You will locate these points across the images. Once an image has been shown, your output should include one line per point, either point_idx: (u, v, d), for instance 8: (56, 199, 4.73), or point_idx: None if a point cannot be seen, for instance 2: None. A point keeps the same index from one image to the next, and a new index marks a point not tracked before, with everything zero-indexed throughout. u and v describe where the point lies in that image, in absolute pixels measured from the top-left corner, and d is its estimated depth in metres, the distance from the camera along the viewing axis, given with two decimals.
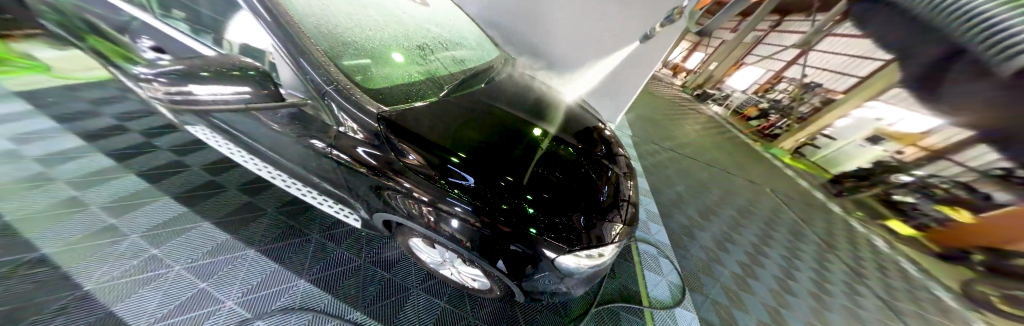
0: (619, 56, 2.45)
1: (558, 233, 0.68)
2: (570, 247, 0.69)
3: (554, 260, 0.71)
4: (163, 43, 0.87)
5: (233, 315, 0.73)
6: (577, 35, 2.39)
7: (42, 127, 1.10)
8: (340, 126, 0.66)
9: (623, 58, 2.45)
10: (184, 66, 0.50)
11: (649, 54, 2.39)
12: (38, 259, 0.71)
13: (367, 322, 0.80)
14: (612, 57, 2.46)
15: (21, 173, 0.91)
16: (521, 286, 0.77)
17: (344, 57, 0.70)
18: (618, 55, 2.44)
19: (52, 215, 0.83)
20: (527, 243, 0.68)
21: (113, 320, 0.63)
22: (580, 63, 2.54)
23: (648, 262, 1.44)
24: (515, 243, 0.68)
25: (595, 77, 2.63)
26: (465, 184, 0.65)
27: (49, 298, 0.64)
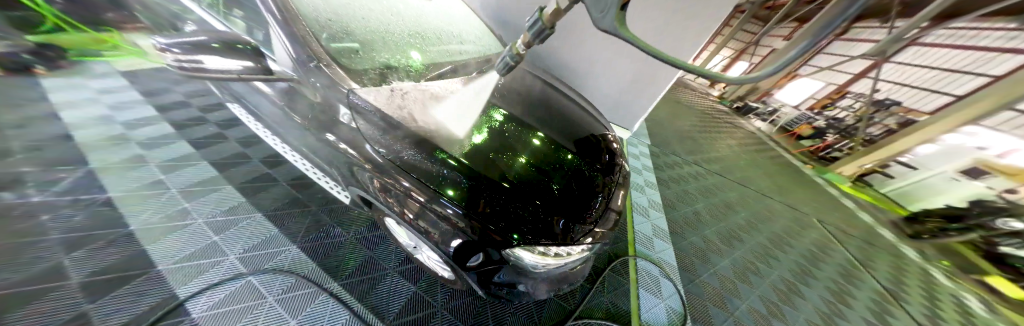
0: (638, 61, 2.32)
1: (524, 234, 0.66)
2: (530, 243, 0.66)
3: (510, 254, 0.68)
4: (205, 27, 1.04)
5: (233, 269, 0.84)
6: (593, 38, 2.32)
7: (133, 99, 1.39)
8: (333, 107, 0.73)
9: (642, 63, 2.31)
10: (203, 37, 0.64)
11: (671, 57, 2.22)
12: (106, 201, 0.91)
13: (340, 295, 0.86)
14: (630, 61, 2.35)
15: (111, 133, 1.16)
16: (482, 282, 0.75)
17: (332, 40, 0.79)
18: (636, 58, 2.32)
19: (123, 167, 1.05)
20: (496, 246, 0.67)
21: (146, 260, 0.80)
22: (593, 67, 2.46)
23: (646, 281, 1.30)
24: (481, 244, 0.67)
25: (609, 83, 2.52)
26: (444, 181, 0.66)
27: (106, 232, 0.83)
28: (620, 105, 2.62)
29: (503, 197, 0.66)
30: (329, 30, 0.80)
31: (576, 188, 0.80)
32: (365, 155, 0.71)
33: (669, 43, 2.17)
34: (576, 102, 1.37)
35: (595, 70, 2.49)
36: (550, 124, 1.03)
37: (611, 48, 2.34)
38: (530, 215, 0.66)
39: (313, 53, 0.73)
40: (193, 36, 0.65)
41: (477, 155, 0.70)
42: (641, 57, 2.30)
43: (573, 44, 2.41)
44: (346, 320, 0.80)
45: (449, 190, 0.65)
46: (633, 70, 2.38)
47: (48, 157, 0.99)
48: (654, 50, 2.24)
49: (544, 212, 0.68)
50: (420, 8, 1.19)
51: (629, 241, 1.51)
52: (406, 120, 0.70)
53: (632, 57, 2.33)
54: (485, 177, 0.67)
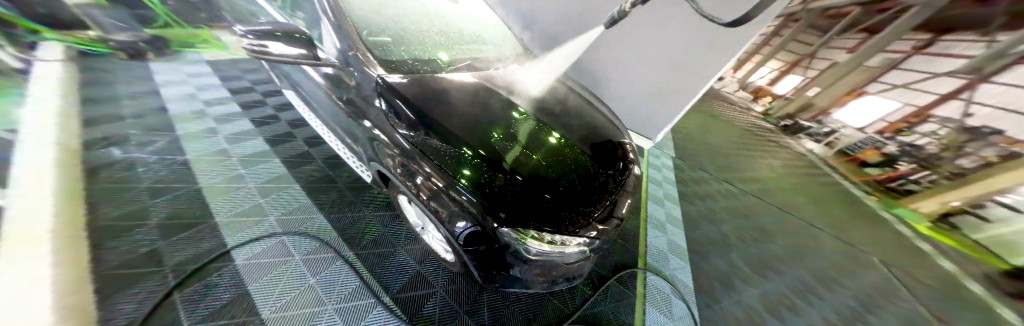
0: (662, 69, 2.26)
1: (520, 216, 0.65)
2: (525, 226, 0.66)
3: (504, 237, 0.68)
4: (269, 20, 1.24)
5: (271, 228, 0.99)
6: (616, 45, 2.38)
7: (212, 83, 1.74)
8: (362, 90, 0.82)
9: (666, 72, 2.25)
10: (269, 26, 0.77)
11: (703, 65, 2.08)
12: (183, 162, 1.15)
13: (353, 262, 0.95)
14: (657, 68, 2.28)
15: (194, 109, 1.47)
16: (477, 265, 0.77)
17: (369, 33, 0.89)
18: (664, 65, 2.23)
19: (199, 137, 1.31)
20: (491, 228, 0.68)
21: (208, 212, 0.99)
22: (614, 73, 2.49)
23: (653, 296, 1.22)
24: (475, 225, 0.69)
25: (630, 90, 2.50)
26: (448, 159, 0.70)
27: (182, 186, 1.06)
28: (644, 115, 2.53)
29: (503, 179, 0.68)
30: (369, 26, 0.91)
31: (580, 185, 0.79)
32: (386, 133, 0.79)
33: (702, 50, 2.04)
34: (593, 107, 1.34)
35: (620, 77, 2.50)
36: (561, 123, 1.05)
37: (637, 55, 2.32)
38: (527, 204, 0.66)
39: (349, 47, 0.82)
40: (264, 27, 0.78)
41: (485, 143, 0.74)
42: (670, 64, 2.20)
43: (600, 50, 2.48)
44: (354, 286, 0.88)
45: (464, 171, 0.68)
46: (657, 79, 2.32)
47: (152, 128, 1.28)
48: (684, 57, 2.12)
49: (544, 202, 0.69)
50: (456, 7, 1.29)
51: (639, 253, 1.43)
52: (424, 104, 0.77)
53: (660, 63, 2.25)
54: (487, 160, 0.70)
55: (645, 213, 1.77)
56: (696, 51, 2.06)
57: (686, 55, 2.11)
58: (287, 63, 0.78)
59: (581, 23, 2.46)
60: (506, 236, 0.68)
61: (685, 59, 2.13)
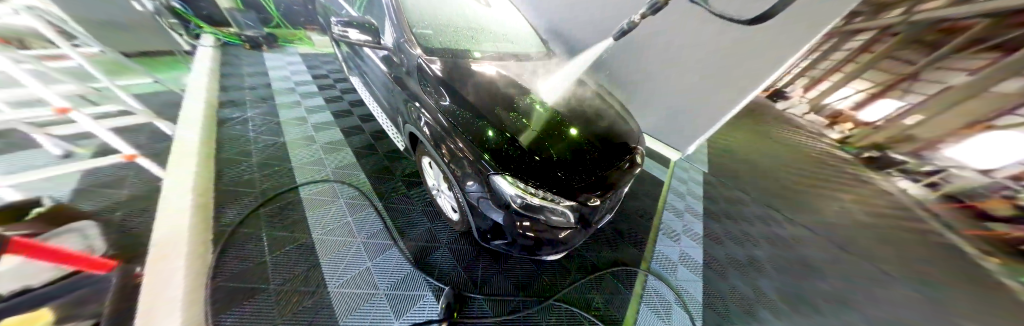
0: (701, 78, 2.02)
1: (511, 171, 0.75)
2: (513, 179, 0.75)
3: (495, 191, 0.78)
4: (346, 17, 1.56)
5: (327, 175, 1.27)
6: (645, 51, 2.18)
7: (301, 69, 2.22)
8: (406, 68, 1.04)
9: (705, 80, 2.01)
10: (349, 19, 1.05)
11: (740, 81, 1.87)
12: (277, 122, 1.54)
13: (380, 210, 1.16)
14: (685, 82, 2.11)
15: (288, 87, 1.92)
16: (475, 218, 0.89)
17: (416, 22, 1.09)
18: (694, 79, 2.05)
19: (288, 106, 1.71)
20: (484, 181, 0.79)
21: (287, 157, 1.31)
22: (644, 80, 2.32)
23: (652, 300, 1.18)
24: (473, 179, 0.82)
25: (663, 99, 2.30)
26: (460, 123, 0.85)
27: (273, 138, 1.41)
28: (672, 127, 2.37)
29: (502, 142, 0.80)
30: (417, 18, 1.11)
31: (574, 155, 0.85)
32: (418, 102, 0.99)
33: (738, 64, 1.83)
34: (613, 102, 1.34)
35: (648, 85, 2.32)
36: (574, 109, 1.08)
37: (663, 65, 2.15)
38: (518, 161, 0.76)
39: (401, 37, 1.04)
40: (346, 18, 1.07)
41: (493, 114, 0.88)
42: (701, 78, 2.02)
43: (622, 60, 2.36)
44: (378, 228, 1.08)
45: (470, 132, 0.83)
46: (693, 88, 2.09)
47: (259, 98, 1.71)
48: (717, 71, 1.94)
49: (533, 161, 0.78)
50: (489, 8, 1.40)
51: (643, 257, 1.39)
52: (448, 81, 0.95)
53: (689, 77, 2.08)
54: (491, 126, 0.84)
55: (661, 222, 1.68)
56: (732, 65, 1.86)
57: (718, 70, 1.92)
58: (358, 45, 1.05)
59: (601, 30, 2.34)
60: (498, 189, 0.77)
61: (718, 73, 1.94)
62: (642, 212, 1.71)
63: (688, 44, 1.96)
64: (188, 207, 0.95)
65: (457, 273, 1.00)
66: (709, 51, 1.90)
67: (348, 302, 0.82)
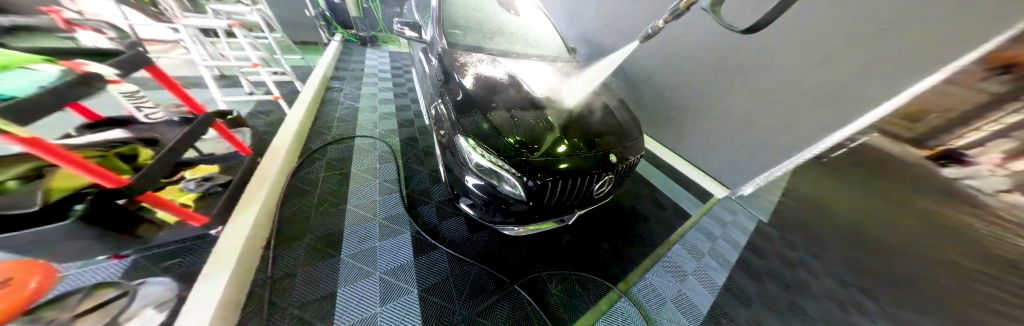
0: (775, 95, 1.62)
1: (472, 138, 0.89)
2: (473, 145, 0.89)
3: (460, 154, 0.93)
4: (417, 17, 1.97)
5: (375, 134, 1.67)
6: (700, 61, 1.89)
7: (386, 57, 2.82)
8: (433, 55, 1.30)
9: (781, 98, 1.61)
10: (406, 21, 1.41)
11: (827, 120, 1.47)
12: (357, 93, 2.08)
13: (399, 164, 1.46)
14: (749, 110, 1.76)
15: (374, 69, 2.51)
16: (448, 178, 1.06)
17: (451, 21, 1.35)
18: (762, 107, 1.70)
19: (369, 83, 2.26)
20: (454, 145, 0.96)
21: (353, 117, 1.77)
22: (694, 96, 2.02)
23: (615, 321, 1.07)
24: (449, 143, 1.01)
25: (716, 119, 1.95)
26: (451, 99, 1.05)
27: (350, 103, 1.93)
28: (722, 157, 2.04)
29: (475, 115, 0.95)
30: (453, 18, 1.37)
31: (538, 139, 0.92)
32: (434, 82, 1.24)
33: (828, 96, 1.43)
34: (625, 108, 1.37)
35: (698, 102, 2.02)
36: (566, 106, 1.15)
37: (720, 79, 1.83)
38: (483, 131, 0.90)
39: (438, 30, 1.29)
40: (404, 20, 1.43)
41: (481, 94, 1.03)
42: (769, 108, 1.67)
43: (668, 78, 2.13)
44: (392, 177, 1.38)
45: (456, 106, 1.00)
46: (762, 108, 1.70)
47: (353, 75, 2.30)
48: (794, 104, 1.57)
49: (494, 133, 0.89)
50: (518, 16, 1.62)
51: (627, 279, 1.27)
52: (457, 65, 1.16)
53: (753, 105, 1.74)
54: (471, 104, 0.99)
55: (667, 256, 1.47)
56: (819, 96, 1.46)
57: (797, 101, 1.55)
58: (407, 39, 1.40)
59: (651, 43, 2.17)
60: (462, 151, 0.93)
61: (798, 104, 1.56)
62: (646, 237, 1.55)
63: (758, 65, 1.64)
64: (290, 132, 1.45)
65: (434, 226, 1.19)
66: (787, 76, 1.55)
67: (354, 220, 1.13)
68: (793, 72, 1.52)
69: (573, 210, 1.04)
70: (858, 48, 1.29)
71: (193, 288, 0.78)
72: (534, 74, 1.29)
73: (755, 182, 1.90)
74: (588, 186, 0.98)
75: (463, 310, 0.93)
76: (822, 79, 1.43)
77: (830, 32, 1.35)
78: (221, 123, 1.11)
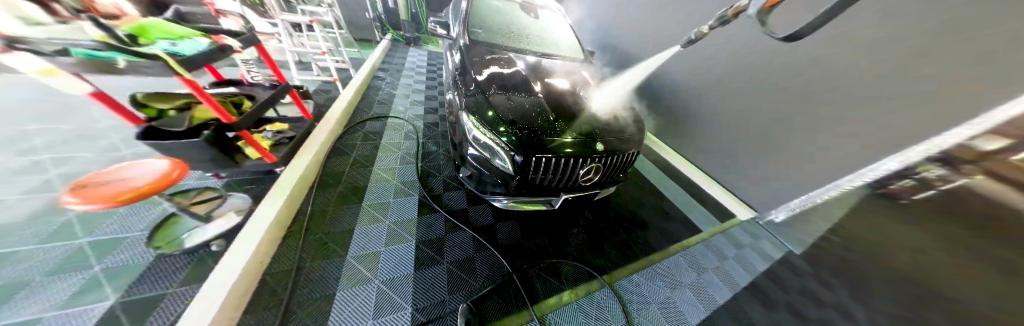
0: (805, 102, 1.53)
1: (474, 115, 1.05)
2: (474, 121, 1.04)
3: (463, 128, 1.10)
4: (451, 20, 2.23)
5: (405, 116, 1.93)
6: (718, 66, 1.91)
7: (425, 56, 3.19)
8: (456, 49, 1.51)
9: (812, 107, 1.51)
10: (439, 21, 1.65)
11: (857, 129, 1.37)
12: (396, 82, 2.41)
13: (420, 141, 1.69)
14: (775, 117, 1.68)
15: (414, 65, 2.87)
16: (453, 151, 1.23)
17: (475, 21, 1.56)
18: (789, 115, 1.62)
19: (407, 75, 2.60)
20: (460, 121, 1.13)
21: (390, 101, 2.08)
22: (715, 102, 1.98)
23: (591, 308, 1.09)
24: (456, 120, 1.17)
25: (740, 125, 1.88)
26: (465, 84, 1.23)
27: (390, 89, 2.26)
28: (746, 173, 1.91)
29: (480, 97, 1.11)
30: (478, 19, 1.58)
31: (531, 121, 1.05)
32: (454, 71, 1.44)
33: (855, 105, 1.35)
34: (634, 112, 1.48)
35: (719, 108, 1.98)
36: (566, 99, 1.25)
37: (742, 84, 1.80)
38: (483, 110, 1.05)
39: (463, 28, 1.50)
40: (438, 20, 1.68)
41: (489, 82, 1.20)
42: (796, 117, 1.59)
43: (691, 82, 2.11)
44: (412, 150, 1.61)
45: (468, 90, 1.18)
46: (792, 117, 1.61)
47: (396, 68, 2.68)
48: (823, 112, 1.47)
49: (492, 112, 1.04)
50: (538, 18, 1.79)
51: (614, 274, 1.27)
52: (474, 58, 1.34)
53: (781, 112, 1.65)
54: (478, 88, 1.16)
55: (664, 264, 1.42)
56: (848, 104, 1.37)
57: (825, 110, 1.46)
58: (438, 36, 1.64)
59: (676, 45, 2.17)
60: (465, 126, 1.09)
61: (826, 113, 1.46)
62: (643, 241, 1.52)
63: (784, 69, 1.58)
64: (340, 106, 1.77)
65: (439, 195, 1.36)
66: (814, 83, 1.47)
67: (376, 179, 1.35)
68: (821, 79, 1.44)
69: (558, 193, 1.12)
70: (888, 54, 1.22)
71: (259, 206, 1.05)
72: (543, 69, 1.42)
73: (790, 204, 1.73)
74: (574, 169, 1.06)
75: (450, 264, 1.07)
76: (849, 86, 1.36)
77: (859, 36, 1.28)
78: (296, 91, 1.45)
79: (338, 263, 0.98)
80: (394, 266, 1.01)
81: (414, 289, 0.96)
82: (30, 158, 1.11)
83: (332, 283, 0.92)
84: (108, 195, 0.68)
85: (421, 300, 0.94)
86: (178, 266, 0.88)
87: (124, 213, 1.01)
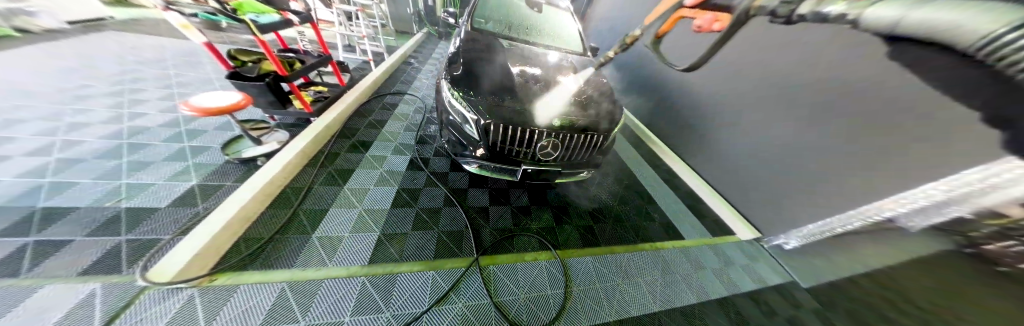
0: (801, 108, 1.50)
1: (453, 88, 1.25)
2: (453, 92, 1.24)
3: (445, 98, 1.30)
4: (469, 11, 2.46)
5: (421, 94, 2.24)
6: (721, 66, 1.92)
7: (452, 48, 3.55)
8: (459, 32, 1.72)
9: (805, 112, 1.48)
10: (454, 12, 1.90)
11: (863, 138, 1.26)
12: (421, 67, 2.77)
13: (426, 115, 1.97)
14: (773, 121, 1.63)
15: (439, 55, 3.23)
16: (437, 120, 1.44)
17: (481, 12, 1.77)
18: (787, 119, 1.56)
19: (430, 62, 2.94)
20: (443, 93, 1.33)
21: (411, 81, 2.42)
22: (715, 101, 1.96)
23: (535, 270, 1.20)
24: (441, 92, 1.37)
25: (735, 127, 1.84)
26: (454, 61, 1.42)
27: (414, 72, 2.61)
28: (753, 188, 1.75)
29: (461, 73, 1.30)
30: (484, 10, 1.79)
31: (499, 97, 1.20)
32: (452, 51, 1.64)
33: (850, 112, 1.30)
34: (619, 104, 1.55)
35: (718, 110, 1.94)
36: (544, 84, 1.37)
37: (742, 87, 1.80)
38: (460, 83, 1.24)
39: (470, 17, 1.73)
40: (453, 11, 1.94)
41: (474, 61, 1.38)
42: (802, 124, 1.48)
43: (696, 82, 2.09)
44: (418, 120, 1.88)
45: (455, 65, 1.37)
46: (793, 124, 1.53)
47: (423, 56, 3.06)
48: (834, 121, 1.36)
49: (467, 86, 1.23)
50: (541, 13, 1.95)
51: (568, 251, 1.35)
52: (469, 42, 1.54)
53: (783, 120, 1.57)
54: (462, 66, 1.34)
55: (626, 257, 1.43)
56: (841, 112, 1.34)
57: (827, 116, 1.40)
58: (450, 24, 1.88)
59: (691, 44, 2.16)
60: (446, 97, 1.30)
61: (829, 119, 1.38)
62: (612, 232, 1.54)
63: (787, 73, 1.56)
64: (368, 79, 2.13)
65: (427, 158, 1.58)
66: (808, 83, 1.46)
67: (382, 137, 1.65)
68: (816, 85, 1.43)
69: (519, 163, 1.26)
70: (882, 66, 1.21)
71: (291, 141, 1.40)
72: (531, 57, 1.57)
73: (805, 230, 1.49)
74: (533, 142, 1.19)
75: (421, 209, 1.28)
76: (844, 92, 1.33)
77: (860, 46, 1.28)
78: (336, 63, 1.82)
79: (336, 189, 1.27)
80: (376, 199, 1.27)
81: (386, 219, 1.20)
82: (167, 91, 1.63)
83: (328, 202, 1.20)
84: (200, 107, 1.06)
85: (387, 229, 1.16)
86: (235, 170, 1.24)
87: (213, 129, 1.44)
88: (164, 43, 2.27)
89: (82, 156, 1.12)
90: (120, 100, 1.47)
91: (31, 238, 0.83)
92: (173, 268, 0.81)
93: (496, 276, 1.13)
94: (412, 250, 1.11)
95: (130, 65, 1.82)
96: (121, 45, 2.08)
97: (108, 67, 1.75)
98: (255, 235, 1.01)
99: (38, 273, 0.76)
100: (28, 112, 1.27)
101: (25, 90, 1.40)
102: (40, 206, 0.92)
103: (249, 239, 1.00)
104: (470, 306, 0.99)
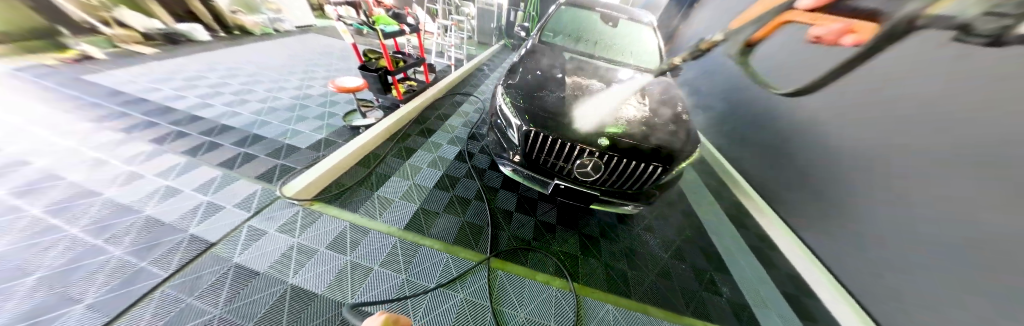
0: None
1: (508, 94, 1.33)
2: (506, 98, 1.33)
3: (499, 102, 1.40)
4: None
5: (486, 97, 2.49)
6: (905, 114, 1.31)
7: None
8: (527, 43, 1.83)
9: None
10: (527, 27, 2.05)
11: None
12: (492, 74, 3.07)
13: (484, 115, 2.17)
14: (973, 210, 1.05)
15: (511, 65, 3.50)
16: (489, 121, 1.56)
17: (552, 26, 1.83)
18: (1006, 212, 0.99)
19: (501, 70, 3.24)
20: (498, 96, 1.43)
21: (481, 85, 2.72)
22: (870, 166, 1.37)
23: (545, 297, 1.12)
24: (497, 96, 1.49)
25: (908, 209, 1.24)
26: (514, 70, 1.51)
27: (486, 78, 2.93)
28: None
29: (518, 82, 1.37)
30: (555, 23, 1.85)
31: (547, 108, 1.20)
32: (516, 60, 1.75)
33: None
34: (696, 140, 1.29)
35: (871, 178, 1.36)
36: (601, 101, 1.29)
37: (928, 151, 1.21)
38: (514, 90, 1.32)
39: (539, 31, 1.82)
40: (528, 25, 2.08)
41: (532, 72, 1.44)
42: None
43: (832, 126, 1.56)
44: (477, 119, 2.10)
45: (515, 74, 1.46)
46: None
47: (496, 65, 3.40)
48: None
49: (519, 94, 1.29)
50: (615, 27, 1.86)
51: (587, 287, 1.19)
52: (532, 54, 1.62)
53: None
54: (521, 75, 1.42)
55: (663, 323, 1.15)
56: None
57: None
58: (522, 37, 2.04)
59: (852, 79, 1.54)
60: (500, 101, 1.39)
61: None
62: (649, 286, 1.28)
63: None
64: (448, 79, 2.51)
65: (473, 153, 1.73)
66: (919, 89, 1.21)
67: (444, 128, 1.92)
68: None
69: (554, 177, 1.22)
70: None
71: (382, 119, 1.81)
72: (592, 73, 1.51)
73: None
74: (573, 159, 1.13)
75: (455, 196, 1.41)
76: None
77: None
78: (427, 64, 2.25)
79: (400, 162, 1.55)
80: (424, 178, 1.48)
81: (426, 196, 1.38)
82: (327, 73, 2.40)
83: (391, 170, 1.48)
84: (341, 87, 1.53)
85: (425, 205, 1.33)
86: (346, 132, 1.70)
87: (343, 102, 2.01)
88: (336, 42, 3.36)
89: (278, 108, 1.79)
90: (304, 77, 2.26)
91: (243, 149, 1.39)
92: (295, 189, 1.20)
93: (502, 283, 1.12)
94: (438, 230, 1.24)
95: (315, 55, 2.78)
96: (315, 43, 3.22)
97: (305, 56, 2.73)
98: (341, 182, 1.35)
99: (239, 170, 1.26)
100: (266, 78, 2.13)
101: (269, 66, 2.36)
102: (253, 133, 1.53)
103: (337, 184, 1.33)
104: (469, 301, 1.02)
